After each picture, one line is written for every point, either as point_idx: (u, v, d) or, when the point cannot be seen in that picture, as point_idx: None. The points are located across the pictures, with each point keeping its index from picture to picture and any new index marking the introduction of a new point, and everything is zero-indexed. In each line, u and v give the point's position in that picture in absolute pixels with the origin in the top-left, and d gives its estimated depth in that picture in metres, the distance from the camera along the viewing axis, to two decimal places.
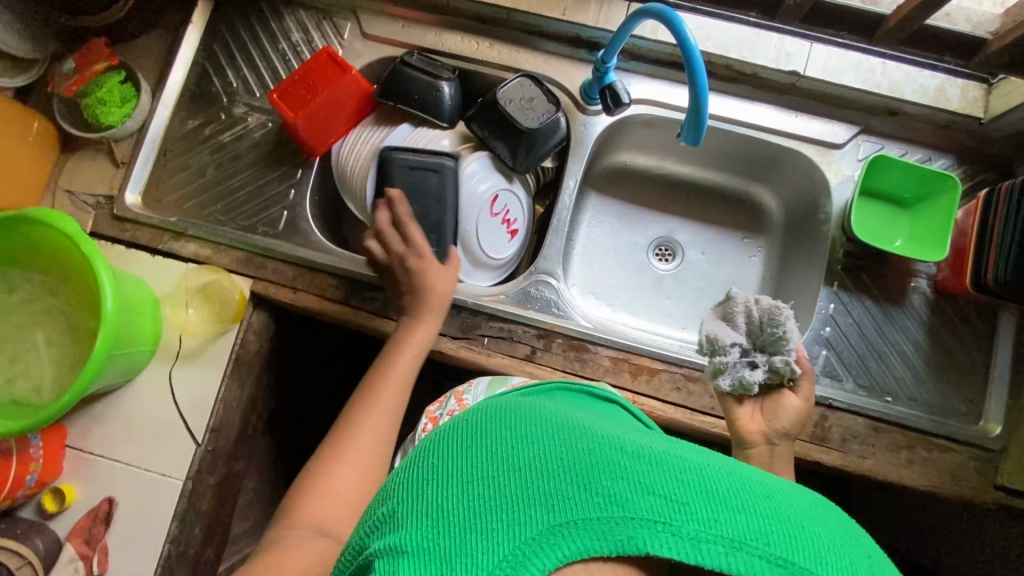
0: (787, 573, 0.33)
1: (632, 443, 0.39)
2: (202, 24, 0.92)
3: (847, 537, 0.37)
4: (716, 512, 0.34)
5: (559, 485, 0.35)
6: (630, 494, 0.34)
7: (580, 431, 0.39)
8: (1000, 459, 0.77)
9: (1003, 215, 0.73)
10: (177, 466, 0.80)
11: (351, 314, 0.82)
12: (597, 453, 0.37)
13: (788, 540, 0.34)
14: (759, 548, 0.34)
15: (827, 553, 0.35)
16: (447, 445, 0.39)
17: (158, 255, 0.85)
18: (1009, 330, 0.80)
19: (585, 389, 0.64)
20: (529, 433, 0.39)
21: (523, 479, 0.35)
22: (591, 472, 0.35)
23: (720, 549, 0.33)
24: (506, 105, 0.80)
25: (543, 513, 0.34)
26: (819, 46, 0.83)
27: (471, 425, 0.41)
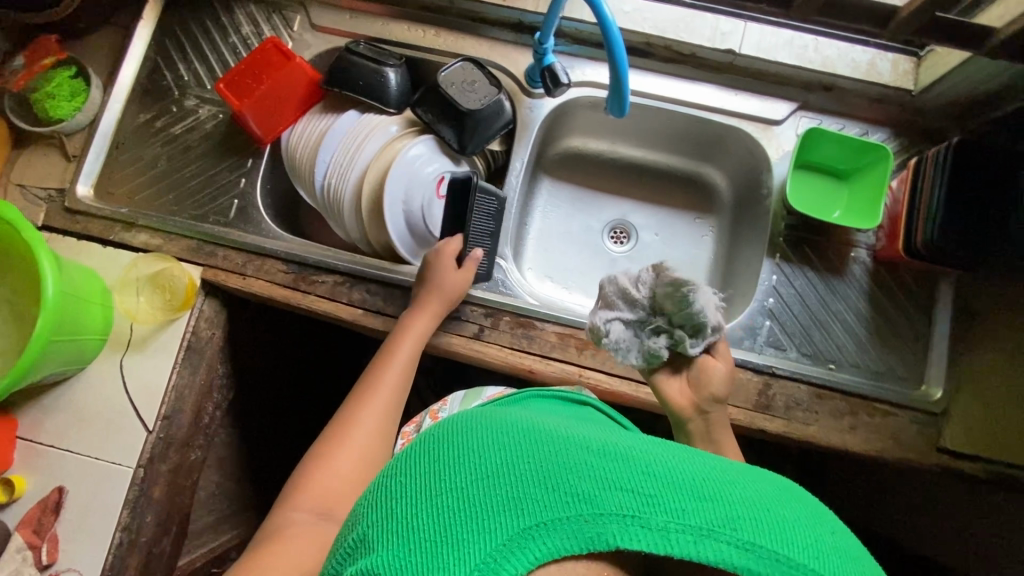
0: (754, 554, 0.35)
1: (599, 442, 0.41)
2: (153, 19, 0.93)
3: (808, 514, 0.39)
4: (683, 501, 0.37)
5: (532, 489, 0.36)
6: (600, 492, 0.36)
7: (549, 434, 0.41)
8: (942, 423, 0.79)
9: (930, 180, 0.75)
10: (128, 454, 0.80)
11: (300, 298, 0.83)
12: (567, 455, 0.38)
13: (753, 523, 0.36)
14: (726, 534, 0.36)
15: (792, 532, 0.37)
16: (419, 460, 0.41)
17: (108, 246, 0.86)
18: (948, 296, 0.82)
19: (560, 394, 0.69)
20: (501, 439, 0.40)
21: (498, 486, 0.37)
22: (562, 474, 0.37)
23: (687, 538, 0.35)
24: (448, 88, 0.82)
25: (517, 517, 0.35)
26: (753, 25, 0.86)
27: (445, 436, 0.42)
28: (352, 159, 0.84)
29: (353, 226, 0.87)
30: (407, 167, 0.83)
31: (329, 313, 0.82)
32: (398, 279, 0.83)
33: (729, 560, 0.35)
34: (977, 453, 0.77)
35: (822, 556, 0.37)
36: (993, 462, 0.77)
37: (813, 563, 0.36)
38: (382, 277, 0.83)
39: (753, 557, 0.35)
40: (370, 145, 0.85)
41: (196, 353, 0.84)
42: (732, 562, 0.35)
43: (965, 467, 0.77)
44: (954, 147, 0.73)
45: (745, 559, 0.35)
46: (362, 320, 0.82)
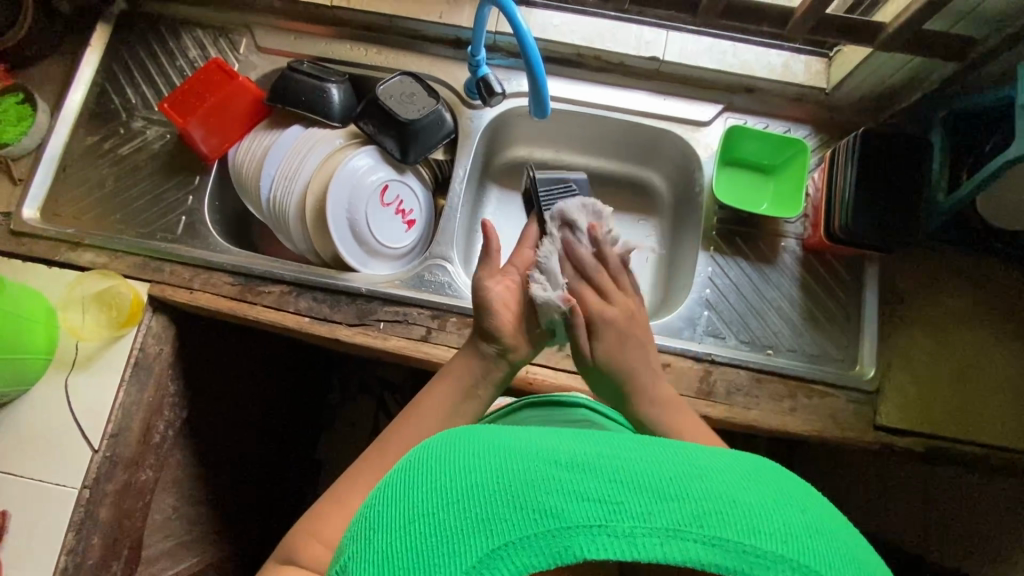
0: (721, 549, 0.33)
1: (565, 447, 0.38)
2: (101, 46, 0.96)
3: (783, 498, 0.36)
4: (649, 503, 0.34)
5: (496, 510, 0.34)
6: (564, 505, 0.34)
7: (515, 443, 0.39)
8: (878, 401, 0.81)
9: (844, 169, 0.80)
10: (73, 474, 0.79)
11: (247, 309, 0.84)
12: (530, 469, 0.36)
13: (721, 516, 0.34)
14: (693, 532, 0.33)
15: (763, 521, 0.34)
16: (392, 488, 0.40)
17: (54, 266, 0.86)
18: (875, 278, 0.85)
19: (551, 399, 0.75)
20: (467, 460, 0.38)
21: (465, 509, 0.35)
22: (524, 490, 0.35)
23: (654, 540, 0.33)
24: (386, 101, 0.85)
25: (483, 540, 0.34)
26: (675, 34, 0.91)
27: (416, 462, 0.40)
28: (296, 172, 0.87)
29: (300, 236, 0.88)
30: (350, 177, 0.86)
31: (276, 323, 0.83)
32: (344, 286, 0.84)
33: (698, 558, 0.33)
34: (910, 428, 0.80)
35: (797, 544, 0.34)
36: (927, 437, 0.80)
37: (784, 549, 0.34)
38: (327, 284, 0.84)
39: (722, 553, 0.33)
40: (314, 158, 0.87)
41: (144, 370, 0.84)
42: (700, 560, 0.33)
43: (901, 442, 0.80)
44: (861, 137, 0.78)
45: (714, 554, 0.33)
46: (309, 327, 0.83)
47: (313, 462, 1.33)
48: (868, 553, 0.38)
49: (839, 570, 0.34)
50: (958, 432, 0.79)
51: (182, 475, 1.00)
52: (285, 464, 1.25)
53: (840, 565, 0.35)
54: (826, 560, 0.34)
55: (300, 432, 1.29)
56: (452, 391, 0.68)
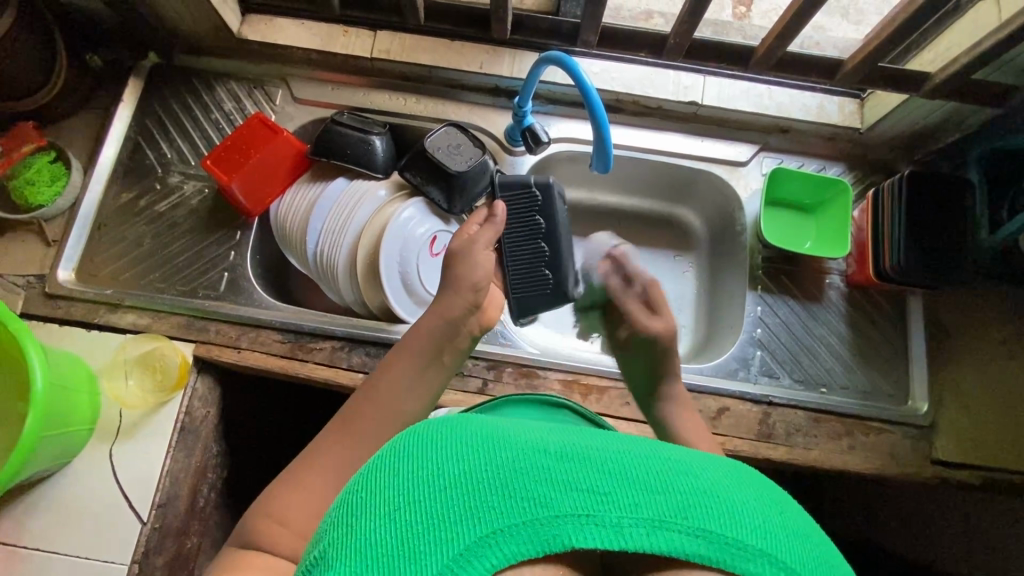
0: (705, 541, 0.34)
1: (556, 442, 0.38)
2: (134, 101, 0.95)
3: (761, 495, 0.38)
4: (637, 495, 0.35)
5: (485, 496, 0.35)
6: (554, 494, 0.35)
7: (505, 437, 0.39)
8: (934, 435, 0.82)
9: (890, 209, 0.81)
10: (122, 549, 0.76)
11: (298, 367, 0.82)
12: (519, 458, 0.36)
13: (706, 509, 0.35)
14: (678, 523, 0.34)
15: (743, 515, 0.36)
16: (376, 476, 0.38)
17: (94, 329, 0.83)
18: (919, 312, 0.87)
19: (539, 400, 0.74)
20: (455, 448, 0.38)
21: (452, 495, 0.35)
22: (514, 479, 0.35)
23: (641, 531, 0.34)
24: (435, 153, 0.85)
25: (472, 527, 0.34)
26: (712, 78, 0.92)
27: (401, 449, 0.40)
28: (344, 226, 0.86)
29: (348, 290, 0.87)
30: (400, 230, 0.85)
31: (330, 380, 0.81)
32: (398, 340, 0.83)
33: (682, 549, 0.34)
34: (967, 461, 0.81)
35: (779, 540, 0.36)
36: (983, 469, 0.81)
37: (766, 544, 0.35)
38: (381, 339, 0.83)
39: (706, 544, 0.34)
40: (361, 211, 0.86)
41: (191, 434, 0.82)
42: (684, 551, 0.34)
43: (959, 476, 0.81)
44: (907, 179, 0.80)
45: (697, 546, 0.34)
46: None
47: None
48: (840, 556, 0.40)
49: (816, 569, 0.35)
50: (1012, 463, 0.80)
51: (222, 537, 0.96)
52: None
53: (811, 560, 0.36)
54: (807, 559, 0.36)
55: None
56: (416, 357, 0.71)
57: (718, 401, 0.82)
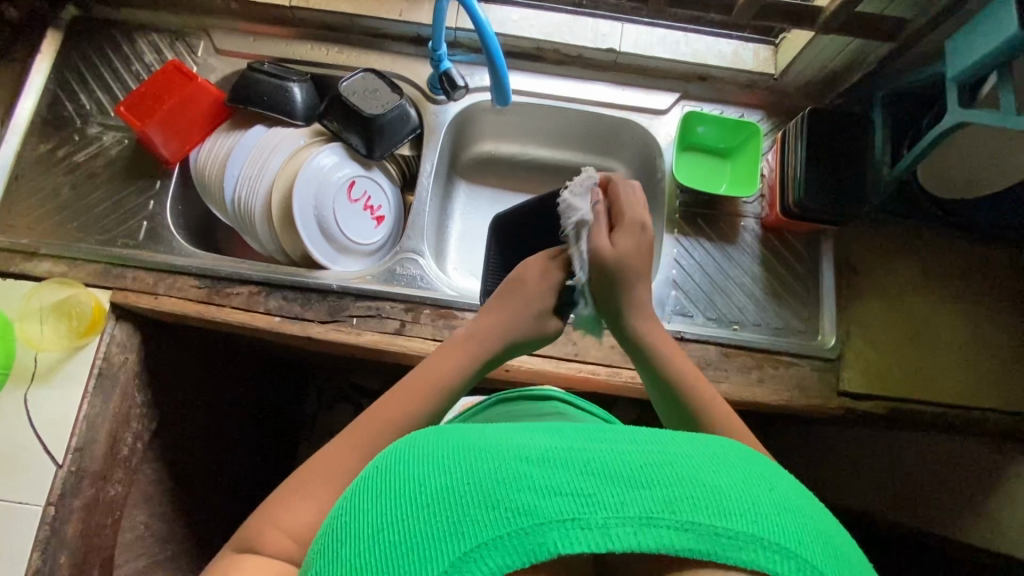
0: (696, 533, 0.31)
1: (538, 444, 0.35)
2: (52, 53, 0.94)
3: (755, 475, 0.35)
4: (621, 492, 0.31)
5: (463, 509, 0.32)
6: (536, 501, 0.31)
7: (482, 443, 0.36)
8: (839, 367, 0.85)
9: (794, 147, 0.83)
10: (37, 492, 0.76)
11: (215, 312, 0.82)
12: (499, 466, 0.33)
13: (694, 498, 0.32)
14: (666, 518, 0.31)
15: (736, 499, 0.32)
16: (358, 501, 0.36)
17: (8, 277, 0.83)
18: (829, 252, 0.89)
19: (525, 393, 0.76)
20: (433, 462, 0.35)
21: (431, 514, 0.32)
22: (491, 489, 0.32)
23: (627, 530, 0.31)
24: (350, 97, 0.85)
25: (449, 544, 0.31)
26: (630, 26, 0.94)
27: (378, 471, 0.37)
28: (261, 172, 0.86)
29: (268, 237, 0.88)
30: (316, 175, 0.86)
31: (246, 323, 0.82)
32: (315, 283, 0.84)
33: (674, 545, 0.31)
34: (872, 392, 0.83)
35: (774, 518, 0.32)
36: (886, 399, 0.83)
37: (761, 529, 0.32)
38: (297, 282, 0.84)
39: (700, 537, 0.31)
40: (278, 157, 0.87)
41: (109, 380, 0.82)
42: (676, 547, 0.31)
43: (864, 406, 0.83)
44: (808, 116, 0.82)
45: (688, 540, 0.31)
46: (280, 327, 0.82)
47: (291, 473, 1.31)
48: (841, 532, 0.36)
49: (814, 548, 0.32)
50: (916, 392, 0.83)
51: (154, 489, 0.97)
52: (261, 475, 1.23)
53: (819, 544, 0.33)
54: (801, 540, 0.32)
55: (276, 440, 1.27)
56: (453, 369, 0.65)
57: None
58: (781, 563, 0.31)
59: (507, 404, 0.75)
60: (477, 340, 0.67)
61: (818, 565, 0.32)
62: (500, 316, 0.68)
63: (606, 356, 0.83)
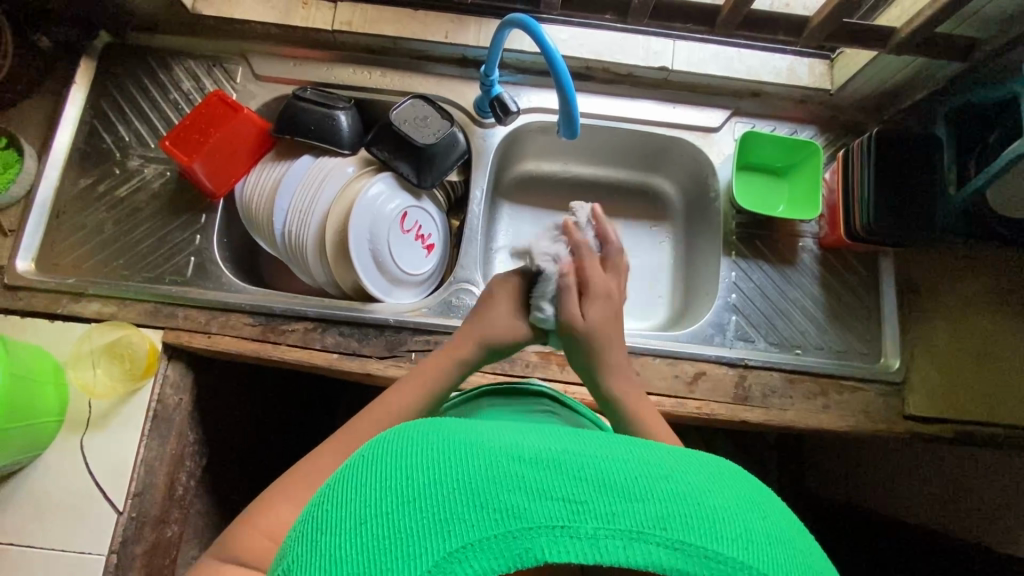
0: (681, 553, 0.31)
1: (535, 445, 0.34)
2: (87, 83, 0.91)
3: (749, 497, 0.34)
4: (614, 504, 0.31)
5: (454, 508, 0.31)
6: (527, 504, 0.31)
7: (477, 439, 0.34)
8: (905, 391, 0.83)
9: (859, 168, 0.82)
10: (99, 540, 0.75)
11: (270, 350, 0.81)
12: (492, 464, 0.32)
13: (686, 517, 0.31)
14: (657, 535, 0.31)
15: (729, 525, 0.32)
16: (348, 487, 0.34)
17: (58, 320, 0.81)
18: (890, 271, 0.88)
19: (515, 388, 0.74)
20: (425, 455, 0.34)
21: (421, 509, 0.31)
22: (485, 488, 0.31)
23: (616, 543, 0.30)
24: (401, 126, 0.83)
25: (439, 542, 0.30)
26: (682, 43, 0.91)
27: (366, 457, 0.36)
28: (311, 205, 0.84)
29: (319, 270, 0.86)
30: (368, 207, 0.83)
31: (303, 361, 0.80)
32: (372, 318, 0.82)
33: (659, 563, 0.30)
34: (940, 415, 0.82)
35: (761, 549, 0.32)
36: (954, 422, 0.82)
37: (747, 557, 0.31)
38: (354, 318, 0.82)
39: (686, 557, 0.31)
40: (328, 189, 0.85)
41: (164, 422, 0.80)
42: (660, 564, 0.30)
43: (932, 430, 0.82)
44: (875, 137, 0.80)
45: (675, 560, 0.30)
46: (338, 364, 0.80)
47: None
48: (823, 560, 0.36)
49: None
50: (985, 416, 0.82)
51: (207, 523, 0.95)
52: None
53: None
54: (787, 570, 0.32)
55: None
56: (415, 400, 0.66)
57: (694, 366, 0.83)
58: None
59: (496, 396, 0.73)
60: (458, 348, 0.70)
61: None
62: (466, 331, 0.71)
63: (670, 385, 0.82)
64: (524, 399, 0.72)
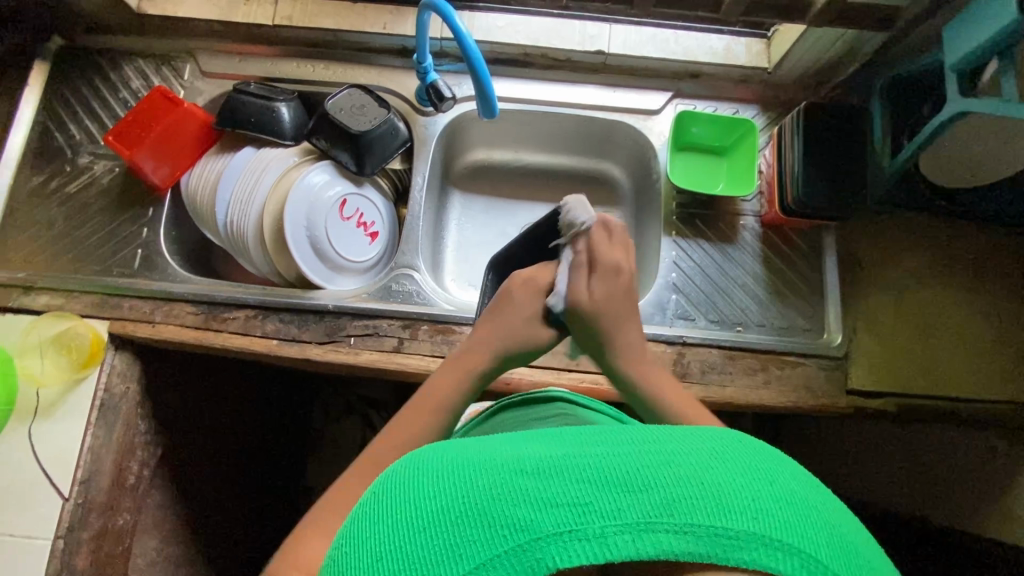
0: (694, 536, 0.30)
1: (535, 452, 0.34)
2: (39, 83, 0.94)
3: (757, 467, 0.34)
4: (616, 499, 0.31)
5: (464, 530, 0.32)
6: (532, 515, 0.31)
7: (481, 458, 0.35)
8: (848, 365, 0.83)
9: (791, 142, 0.82)
10: (45, 525, 0.77)
11: (212, 337, 0.82)
12: (495, 482, 0.33)
13: (692, 499, 0.31)
14: (663, 522, 0.30)
15: (734, 500, 0.31)
16: (365, 524, 0.35)
17: (7, 312, 0.83)
18: (832, 246, 0.87)
19: (531, 397, 0.73)
20: (432, 481, 0.35)
21: (432, 538, 0.32)
22: (489, 505, 0.32)
23: (625, 538, 0.30)
24: (336, 114, 0.84)
25: (454, 565, 0.31)
26: (618, 27, 0.92)
27: (379, 495, 0.37)
28: (251, 195, 0.86)
29: (261, 260, 0.87)
30: (305, 194, 0.85)
31: (244, 348, 0.81)
32: (311, 304, 0.83)
33: (671, 550, 0.30)
34: (880, 389, 0.81)
35: (773, 516, 0.31)
36: (896, 396, 0.81)
37: (757, 526, 0.31)
38: (294, 304, 0.83)
39: (695, 541, 0.30)
40: (268, 179, 0.86)
41: (111, 411, 0.82)
42: (676, 552, 0.30)
43: (873, 405, 0.81)
44: (803, 111, 0.80)
45: (686, 544, 0.30)
46: (278, 349, 0.81)
47: (300, 487, 1.30)
48: (854, 524, 0.35)
49: (815, 541, 0.31)
50: (926, 389, 0.81)
51: (165, 513, 0.96)
52: (272, 496, 1.22)
53: (821, 539, 0.31)
54: (800, 534, 0.31)
55: (286, 458, 1.26)
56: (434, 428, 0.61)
57: None
58: (782, 559, 0.30)
59: (516, 407, 0.72)
60: (472, 357, 0.67)
61: (820, 559, 0.31)
62: (489, 338, 0.68)
63: None
64: (542, 406, 0.71)
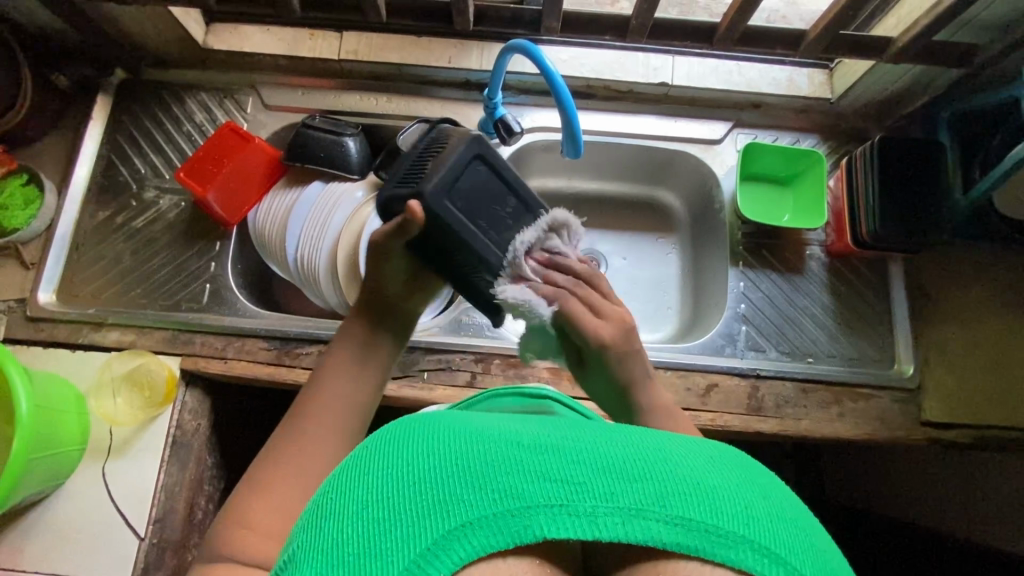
0: (684, 529, 0.33)
1: (533, 436, 0.37)
2: (104, 118, 0.94)
3: (747, 481, 0.37)
4: (612, 484, 0.34)
5: (456, 488, 0.34)
6: (523, 485, 0.33)
7: (480, 433, 0.38)
8: (920, 396, 0.82)
9: (864, 175, 0.83)
10: (122, 566, 0.76)
11: (286, 374, 0.82)
12: (493, 452, 0.35)
13: (685, 497, 0.34)
14: (655, 512, 0.33)
15: (724, 502, 0.34)
16: (353, 474, 0.37)
17: (79, 349, 0.83)
18: (900, 276, 0.87)
19: (522, 391, 0.70)
20: (426, 445, 0.37)
21: (419, 492, 0.34)
22: (483, 471, 0.34)
23: (615, 520, 0.33)
24: (408, 150, 0.84)
25: (439, 521, 0.32)
26: (681, 58, 0.93)
27: (370, 449, 0.38)
28: (323, 229, 0.86)
29: (331, 292, 0.88)
30: (379, 230, 0.86)
31: None
32: None
33: (655, 536, 0.33)
34: (956, 420, 0.81)
35: (761, 525, 0.34)
36: (971, 427, 0.81)
37: (747, 532, 0.33)
38: None
39: (682, 532, 0.33)
40: (339, 214, 0.87)
41: (183, 448, 0.81)
42: (661, 539, 0.33)
43: (949, 436, 0.81)
44: (878, 144, 0.81)
45: (673, 534, 0.33)
46: None
47: None
48: (838, 555, 0.38)
49: (802, 557, 0.34)
50: (1001, 420, 0.81)
51: None
52: None
53: (805, 554, 0.34)
54: (786, 546, 0.34)
55: None
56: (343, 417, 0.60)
57: (706, 378, 0.83)
58: (768, 565, 0.33)
59: (506, 400, 0.68)
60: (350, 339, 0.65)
61: (805, 572, 0.33)
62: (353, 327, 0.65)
63: (682, 399, 0.82)
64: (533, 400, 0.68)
